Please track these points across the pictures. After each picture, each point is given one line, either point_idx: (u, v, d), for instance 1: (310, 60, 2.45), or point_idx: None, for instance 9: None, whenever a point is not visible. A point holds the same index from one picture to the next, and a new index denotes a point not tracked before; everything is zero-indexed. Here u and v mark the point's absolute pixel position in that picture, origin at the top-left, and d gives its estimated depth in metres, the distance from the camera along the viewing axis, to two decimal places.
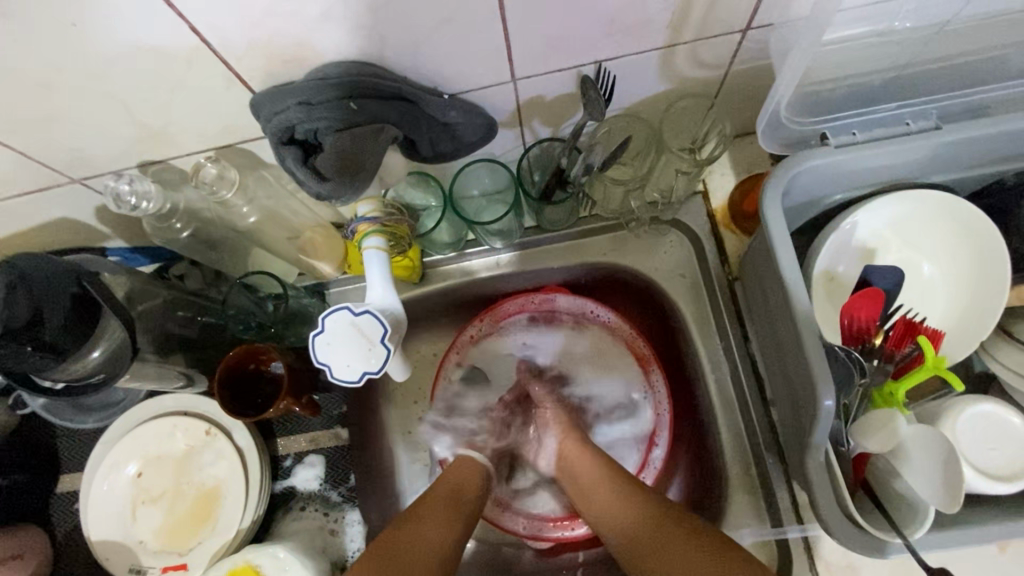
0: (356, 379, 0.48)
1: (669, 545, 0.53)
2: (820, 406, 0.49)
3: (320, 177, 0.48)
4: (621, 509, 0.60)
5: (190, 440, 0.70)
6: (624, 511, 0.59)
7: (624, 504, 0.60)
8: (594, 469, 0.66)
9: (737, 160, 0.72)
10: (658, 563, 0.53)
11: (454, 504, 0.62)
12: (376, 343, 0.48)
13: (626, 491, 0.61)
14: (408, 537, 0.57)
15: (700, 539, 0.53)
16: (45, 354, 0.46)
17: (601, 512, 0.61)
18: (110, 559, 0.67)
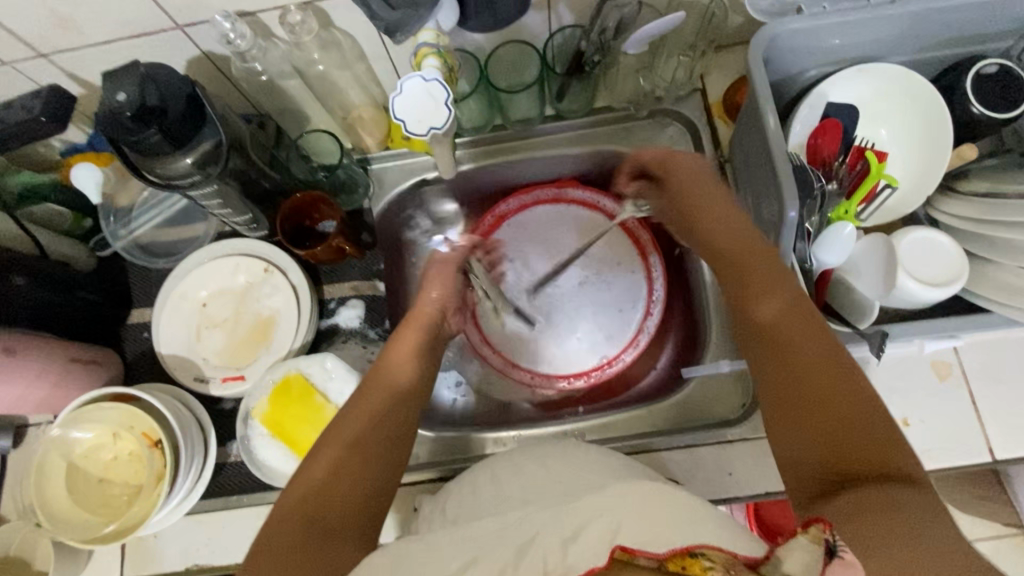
0: (424, 132, 0.60)
1: (840, 425, 0.50)
2: (785, 219, 0.60)
3: (389, 7, 0.58)
4: (807, 356, 0.54)
5: (249, 276, 0.81)
6: (802, 378, 0.53)
7: (802, 346, 0.54)
8: (754, 268, 0.60)
9: (730, 62, 0.84)
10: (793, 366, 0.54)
11: (386, 404, 0.62)
12: (442, 104, 0.60)
13: (797, 314, 0.56)
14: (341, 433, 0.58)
15: (875, 442, 0.49)
16: (163, 136, 0.58)
17: (772, 357, 0.56)
18: (178, 369, 0.78)
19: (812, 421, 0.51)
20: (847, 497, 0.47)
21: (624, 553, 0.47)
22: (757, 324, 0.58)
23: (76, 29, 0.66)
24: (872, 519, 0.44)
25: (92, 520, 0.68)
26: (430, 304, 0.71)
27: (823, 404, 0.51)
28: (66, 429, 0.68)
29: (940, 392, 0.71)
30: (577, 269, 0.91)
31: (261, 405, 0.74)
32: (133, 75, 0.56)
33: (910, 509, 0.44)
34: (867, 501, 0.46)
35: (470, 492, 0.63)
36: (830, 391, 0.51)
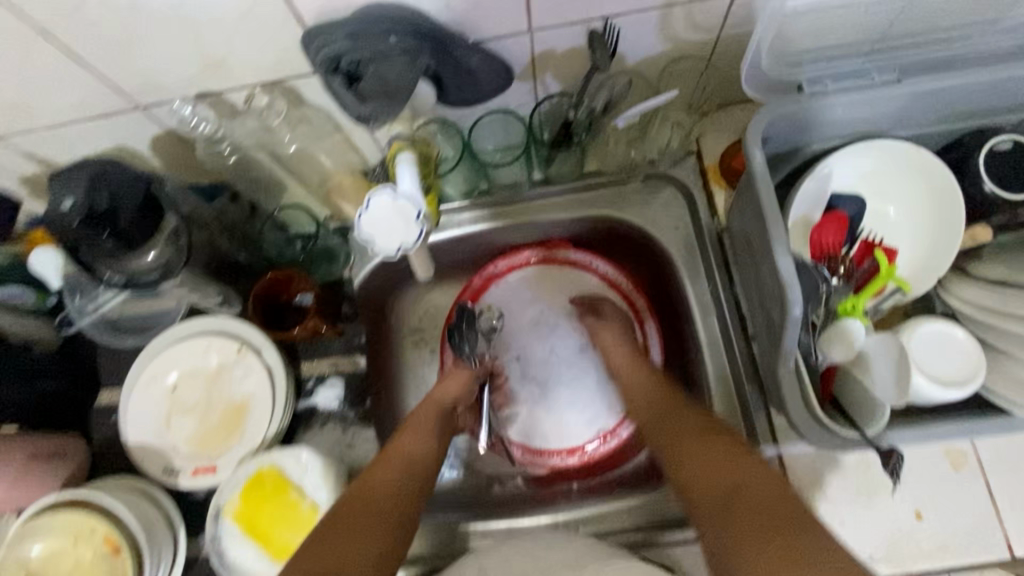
0: (393, 252, 0.55)
1: (770, 527, 0.48)
2: (788, 317, 0.56)
3: (361, 99, 0.56)
4: (707, 460, 0.58)
5: (221, 358, 0.76)
6: (703, 459, 0.58)
7: (713, 447, 0.59)
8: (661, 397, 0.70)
9: (727, 123, 0.80)
10: (689, 453, 0.60)
11: (392, 488, 0.63)
12: (411, 220, 0.55)
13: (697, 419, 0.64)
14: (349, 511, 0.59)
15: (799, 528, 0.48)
16: (116, 240, 0.54)
17: (686, 457, 0.60)
18: (145, 461, 0.73)
19: (716, 491, 0.55)
20: (753, 546, 0.48)
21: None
22: (669, 438, 0.64)
23: (29, 114, 0.62)
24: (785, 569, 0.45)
25: None
26: (449, 391, 0.77)
27: (719, 483, 0.55)
28: (22, 537, 0.63)
29: (954, 484, 0.67)
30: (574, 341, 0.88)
31: (234, 501, 0.69)
32: (83, 175, 0.52)
33: (825, 561, 0.45)
34: (773, 551, 0.47)
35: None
36: (723, 472, 0.56)
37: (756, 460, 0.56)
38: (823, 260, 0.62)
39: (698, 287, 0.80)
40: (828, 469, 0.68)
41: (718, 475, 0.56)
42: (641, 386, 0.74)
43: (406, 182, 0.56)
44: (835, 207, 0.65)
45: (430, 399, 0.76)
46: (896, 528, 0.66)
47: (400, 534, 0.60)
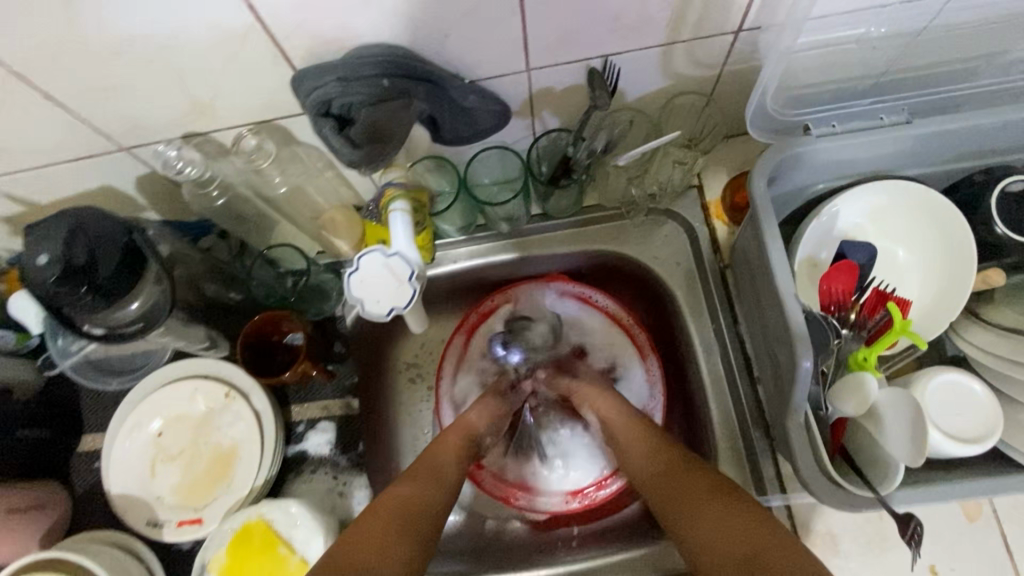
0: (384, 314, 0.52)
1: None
2: (798, 368, 0.54)
3: (354, 145, 0.53)
4: (719, 523, 0.53)
5: (208, 403, 0.73)
6: (711, 520, 0.54)
7: (714, 508, 0.55)
8: (649, 454, 0.65)
9: (729, 157, 0.78)
10: (696, 515, 0.55)
11: (418, 509, 0.61)
12: (404, 282, 0.53)
13: (689, 475, 0.59)
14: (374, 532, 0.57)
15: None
16: (96, 297, 0.51)
17: (688, 523, 0.55)
18: (129, 513, 0.70)
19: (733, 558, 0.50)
20: None
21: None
22: (665, 498, 0.59)
23: (7, 157, 0.59)
24: None
25: None
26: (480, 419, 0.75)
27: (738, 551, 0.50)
28: None
29: (967, 536, 0.65)
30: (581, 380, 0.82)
31: (220, 557, 0.66)
32: (62, 230, 0.50)
33: None
34: None
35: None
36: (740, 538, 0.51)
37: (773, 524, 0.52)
38: (831, 310, 0.59)
39: (701, 325, 0.78)
40: (836, 520, 0.66)
41: (734, 540, 0.51)
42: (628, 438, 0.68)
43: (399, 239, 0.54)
44: (846, 256, 0.62)
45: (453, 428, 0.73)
46: None
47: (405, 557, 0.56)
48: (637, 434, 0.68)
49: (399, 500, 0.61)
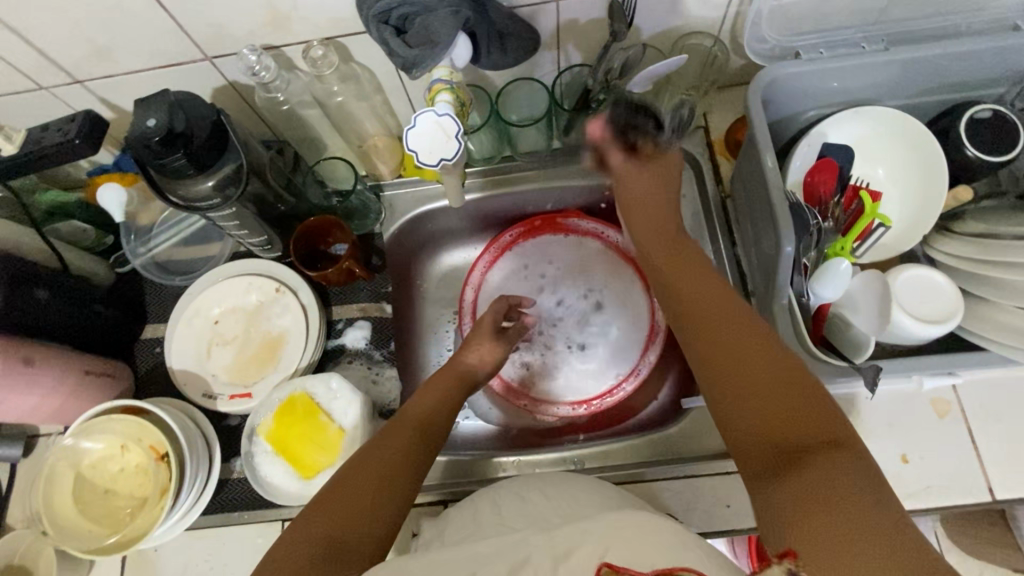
0: (434, 162, 0.65)
1: (809, 466, 0.43)
2: (781, 253, 0.61)
3: (408, 47, 0.64)
4: (750, 376, 0.51)
5: (261, 296, 0.83)
6: (741, 370, 0.52)
7: (763, 361, 0.52)
8: (713, 306, 0.59)
9: (732, 100, 0.87)
10: (728, 363, 0.53)
11: (426, 427, 0.65)
12: (452, 136, 0.65)
13: (750, 334, 0.54)
14: (382, 462, 0.58)
15: (855, 477, 0.42)
16: (187, 159, 0.61)
17: (733, 374, 0.53)
18: (188, 384, 0.80)
19: (760, 402, 0.49)
20: (796, 490, 0.43)
21: (611, 570, 0.45)
22: (714, 338, 0.56)
23: (111, 59, 0.70)
24: (836, 520, 0.40)
25: (95, 531, 0.69)
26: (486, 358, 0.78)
27: (764, 401, 0.49)
28: (75, 442, 0.70)
29: (939, 430, 0.71)
30: (596, 304, 0.93)
31: (267, 422, 0.75)
32: (165, 103, 0.60)
33: (882, 519, 0.39)
34: (820, 498, 0.41)
35: (459, 516, 0.65)
36: (775, 388, 0.49)
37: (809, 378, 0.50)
38: (815, 206, 0.69)
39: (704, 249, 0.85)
40: None
41: (766, 390, 0.50)
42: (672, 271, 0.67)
43: (445, 107, 0.66)
44: (825, 156, 0.71)
45: (448, 369, 0.75)
46: (883, 469, 0.70)
47: (413, 478, 0.59)
48: (692, 268, 0.65)
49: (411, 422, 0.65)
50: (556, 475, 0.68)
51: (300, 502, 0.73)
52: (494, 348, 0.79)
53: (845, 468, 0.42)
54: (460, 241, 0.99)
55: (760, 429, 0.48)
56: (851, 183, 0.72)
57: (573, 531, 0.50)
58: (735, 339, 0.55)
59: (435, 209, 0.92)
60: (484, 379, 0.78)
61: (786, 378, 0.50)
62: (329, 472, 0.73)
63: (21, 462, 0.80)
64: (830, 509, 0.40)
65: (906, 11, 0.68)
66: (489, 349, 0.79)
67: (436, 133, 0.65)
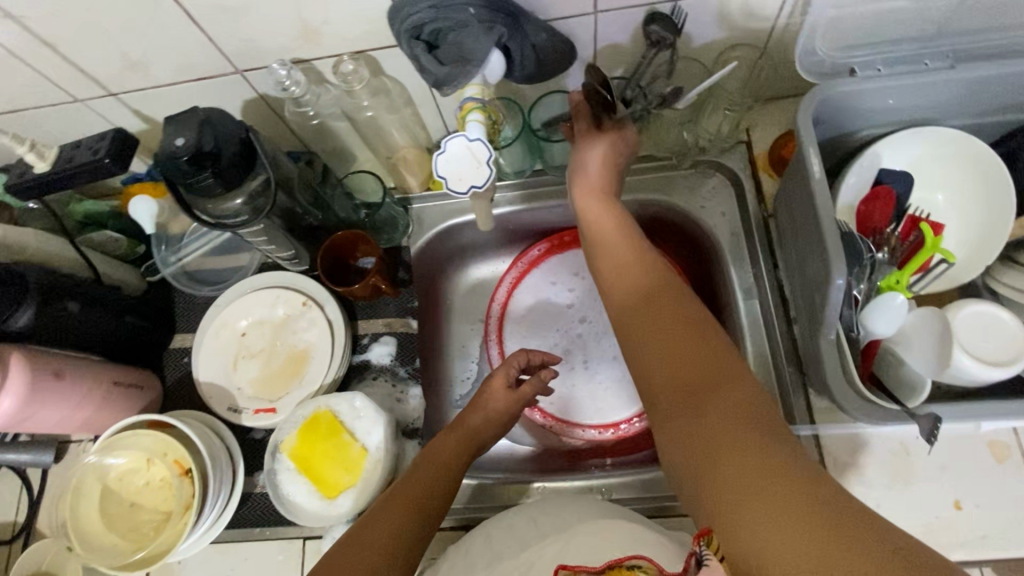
0: (464, 189, 0.64)
1: (730, 453, 0.41)
2: (832, 285, 0.58)
3: (440, 64, 0.62)
4: (673, 348, 0.51)
5: (288, 309, 0.83)
6: (655, 343, 0.52)
7: (690, 352, 0.49)
8: (642, 286, 0.58)
9: (777, 115, 0.83)
10: (643, 334, 0.54)
11: (426, 498, 0.63)
12: (482, 163, 0.63)
13: (667, 307, 0.54)
14: (383, 539, 0.56)
15: (784, 458, 0.39)
16: (215, 178, 0.60)
17: (652, 355, 0.52)
18: (213, 397, 0.80)
19: (674, 369, 0.49)
20: (709, 459, 0.42)
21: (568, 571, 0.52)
22: (642, 335, 0.54)
23: (143, 73, 0.70)
24: (743, 479, 0.39)
25: (120, 544, 0.69)
26: (488, 415, 0.75)
27: (682, 368, 0.49)
28: (102, 454, 0.70)
29: (996, 475, 0.67)
30: None
31: (291, 439, 0.74)
32: (193, 120, 0.59)
33: (785, 472, 0.38)
34: (729, 463, 0.40)
35: (471, 561, 0.64)
36: (688, 354, 0.49)
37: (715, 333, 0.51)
38: (868, 235, 0.64)
39: (743, 271, 0.81)
40: (864, 454, 0.69)
41: (675, 353, 0.50)
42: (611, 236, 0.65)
43: (476, 130, 0.63)
44: (881, 183, 0.66)
45: (447, 430, 0.73)
46: (933, 516, 0.66)
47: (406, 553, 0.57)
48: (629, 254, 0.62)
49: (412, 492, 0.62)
50: (585, 509, 0.65)
51: (322, 523, 0.71)
52: (496, 411, 0.75)
53: (765, 448, 0.40)
54: (487, 254, 0.98)
55: (672, 395, 0.48)
56: (909, 212, 0.68)
57: (541, 552, 0.59)
58: (654, 315, 0.54)
59: (463, 224, 0.90)
60: (488, 441, 0.75)
61: (694, 336, 0.51)
62: (351, 493, 0.72)
63: (52, 469, 0.81)
64: (741, 477, 0.39)
65: (976, 24, 0.63)
66: (498, 406, 0.75)
67: (467, 158, 0.64)
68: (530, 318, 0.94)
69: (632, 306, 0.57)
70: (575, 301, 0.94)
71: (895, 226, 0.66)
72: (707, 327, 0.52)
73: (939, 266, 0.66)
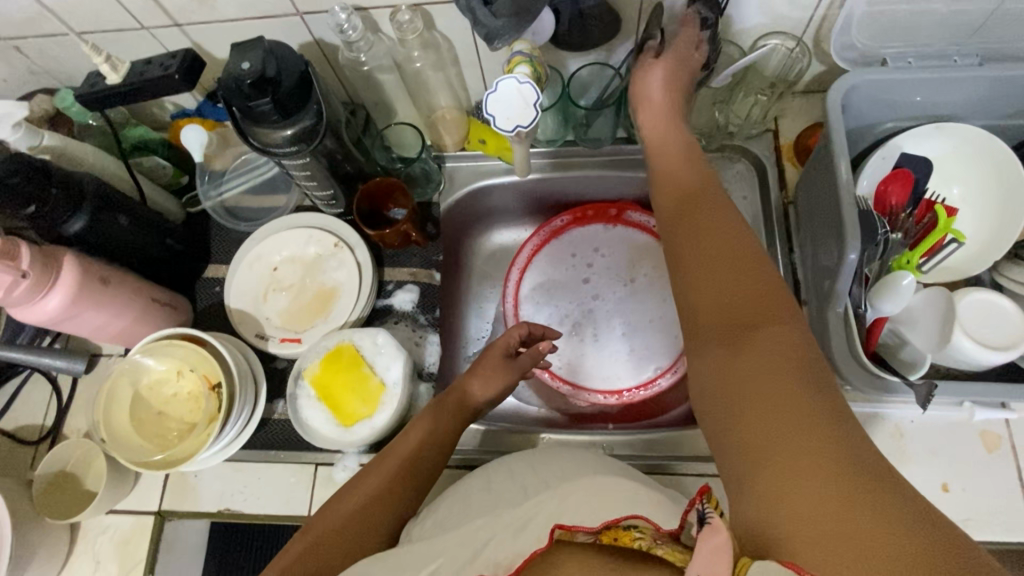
0: (511, 129, 0.67)
1: (767, 396, 0.43)
2: (845, 260, 0.61)
3: (494, 16, 0.65)
4: (729, 287, 0.51)
5: (320, 249, 0.86)
6: (711, 279, 0.52)
7: (746, 294, 0.50)
8: (701, 218, 0.57)
9: (806, 107, 0.86)
10: (698, 266, 0.54)
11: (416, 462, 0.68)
12: (530, 104, 0.66)
13: (727, 243, 0.54)
14: (361, 500, 0.65)
15: (818, 399, 0.42)
16: (273, 105, 0.64)
17: (708, 287, 0.52)
18: (242, 323, 0.84)
19: (724, 308, 0.50)
20: (749, 404, 0.43)
21: (563, 531, 0.54)
22: (693, 269, 0.55)
23: (210, 6, 0.74)
24: (781, 429, 0.41)
25: (147, 446, 0.73)
26: (482, 389, 0.75)
27: (732, 307, 0.50)
28: (138, 360, 0.74)
29: (985, 463, 0.69)
30: (638, 298, 0.94)
31: (313, 367, 0.78)
32: (258, 49, 0.63)
33: (825, 430, 0.40)
34: (770, 413, 0.42)
35: (471, 501, 0.64)
36: (743, 296, 0.50)
37: (775, 278, 0.51)
38: (885, 216, 0.67)
39: None
40: None
41: (729, 292, 0.51)
42: (673, 166, 0.65)
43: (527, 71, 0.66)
44: (902, 167, 0.69)
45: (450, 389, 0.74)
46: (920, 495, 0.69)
47: (385, 516, 0.65)
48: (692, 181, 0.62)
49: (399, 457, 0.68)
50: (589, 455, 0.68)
51: (336, 447, 0.75)
52: (492, 383, 0.75)
53: (802, 397, 0.42)
54: (512, 221, 1.01)
55: (719, 328, 0.50)
56: (925, 196, 0.70)
57: (537, 505, 0.59)
58: (712, 251, 0.54)
59: (492, 187, 0.94)
60: (484, 407, 0.76)
61: (749, 275, 0.51)
62: (367, 423, 0.76)
63: (82, 378, 0.86)
64: (781, 430, 0.41)
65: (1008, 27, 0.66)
66: (498, 377, 0.76)
67: (515, 98, 0.66)
68: (546, 285, 0.96)
69: (686, 238, 0.57)
70: (592, 274, 0.96)
71: (911, 209, 0.68)
72: (748, 269, 0.52)
73: (948, 249, 0.68)
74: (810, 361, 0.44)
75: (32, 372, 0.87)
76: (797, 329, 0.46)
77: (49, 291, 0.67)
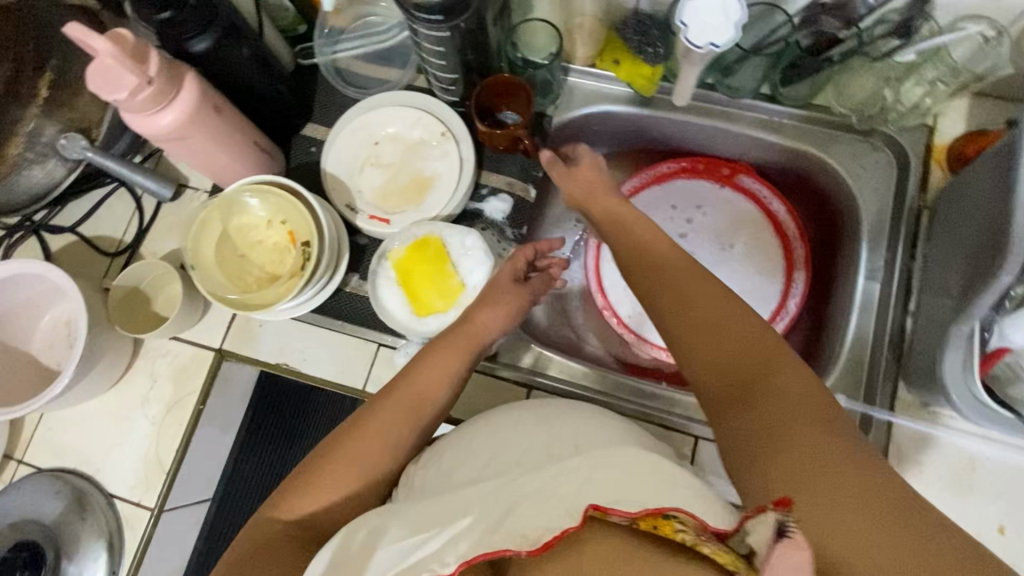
0: (701, 44, 0.64)
1: (827, 483, 0.41)
2: (995, 281, 0.56)
3: None
4: (746, 360, 0.49)
5: (425, 133, 0.83)
6: (723, 350, 0.51)
7: (766, 364, 0.48)
8: (693, 286, 0.55)
9: (976, 109, 0.78)
10: (708, 336, 0.52)
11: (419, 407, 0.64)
12: (731, 22, 0.63)
13: (733, 309, 0.52)
14: (362, 443, 0.61)
15: (874, 480, 0.41)
16: None
17: (730, 373, 0.50)
18: (335, 190, 0.82)
19: (749, 382, 0.48)
20: (808, 491, 0.41)
21: (597, 511, 0.44)
22: (706, 353, 0.52)
23: None
24: (849, 518, 0.40)
25: (229, 284, 0.73)
26: (491, 318, 0.70)
27: (756, 378, 0.48)
28: (233, 200, 0.73)
29: None
30: (729, 266, 0.90)
31: (400, 250, 0.77)
32: None
33: (891, 516, 0.40)
34: (835, 502, 0.41)
35: (504, 442, 0.60)
36: (770, 368, 0.48)
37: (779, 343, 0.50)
38: None
39: (874, 253, 0.79)
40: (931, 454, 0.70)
41: (748, 365, 0.49)
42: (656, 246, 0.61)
43: None
44: None
45: (454, 328, 0.69)
46: (974, 530, 0.68)
47: (391, 459, 0.62)
48: (656, 265, 0.60)
49: (400, 400, 0.64)
50: None
51: (408, 333, 0.76)
52: (497, 311, 0.70)
53: (857, 472, 0.41)
54: (616, 156, 0.96)
55: (749, 418, 0.47)
56: None
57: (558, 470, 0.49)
58: (716, 323, 0.52)
59: (607, 115, 0.88)
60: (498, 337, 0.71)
61: (768, 350, 0.49)
62: (442, 317, 0.76)
63: (166, 203, 0.85)
64: (854, 521, 0.40)
65: None
66: (508, 305, 0.71)
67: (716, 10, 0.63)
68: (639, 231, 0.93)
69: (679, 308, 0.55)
70: (686, 231, 0.92)
71: None
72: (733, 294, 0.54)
73: None
74: (840, 422, 0.45)
75: (119, 185, 0.87)
76: (784, 347, 0.50)
77: (165, 106, 0.65)
